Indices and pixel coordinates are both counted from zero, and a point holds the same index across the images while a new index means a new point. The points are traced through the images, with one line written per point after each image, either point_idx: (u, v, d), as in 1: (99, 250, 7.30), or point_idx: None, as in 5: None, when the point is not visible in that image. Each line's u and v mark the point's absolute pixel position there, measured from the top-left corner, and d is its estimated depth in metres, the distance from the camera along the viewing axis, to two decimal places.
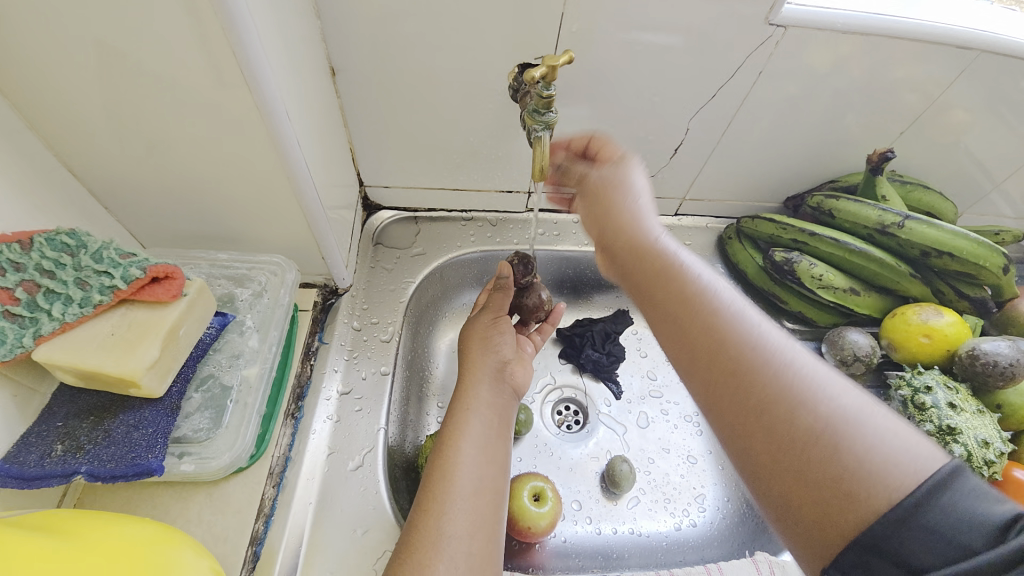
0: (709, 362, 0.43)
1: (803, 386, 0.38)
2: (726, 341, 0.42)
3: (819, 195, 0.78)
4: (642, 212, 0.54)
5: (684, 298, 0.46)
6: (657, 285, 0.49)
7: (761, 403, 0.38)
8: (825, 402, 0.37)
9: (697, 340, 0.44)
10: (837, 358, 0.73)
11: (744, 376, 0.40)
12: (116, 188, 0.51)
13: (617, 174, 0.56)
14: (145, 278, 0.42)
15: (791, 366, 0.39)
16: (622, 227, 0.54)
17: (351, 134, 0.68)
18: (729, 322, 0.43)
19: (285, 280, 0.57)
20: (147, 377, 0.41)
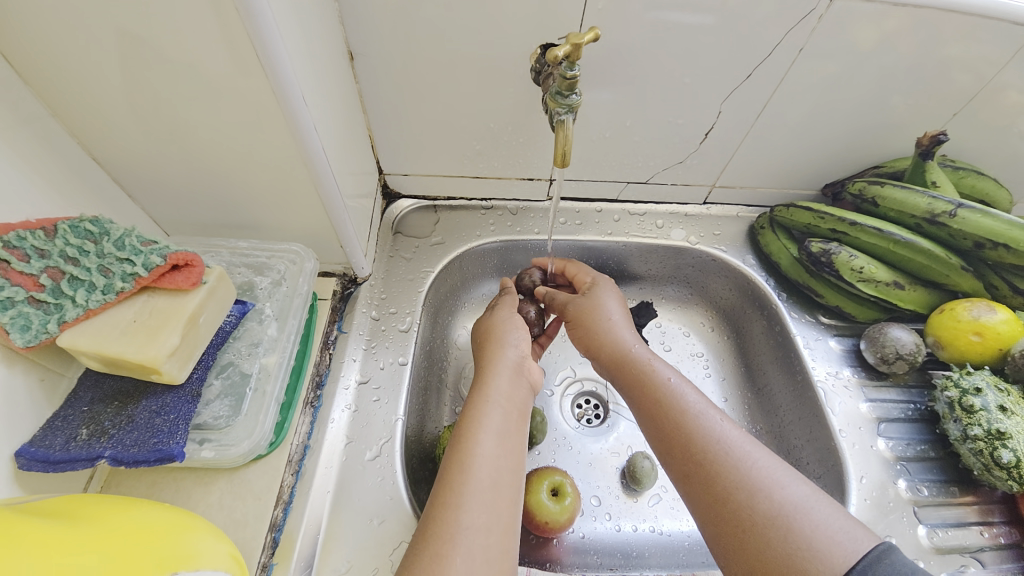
0: (680, 459, 0.50)
1: (761, 474, 0.46)
2: (694, 432, 0.51)
3: (861, 182, 0.73)
4: (623, 329, 0.64)
5: (660, 401, 0.55)
6: (639, 396, 0.57)
7: (723, 492, 0.46)
8: (778, 488, 0.45)
9: (672, 432, 0.52)
10: (877, 355, 0.69)
11: (711, 475, 0.47)
12: (139, 176, 0.51)
13: (595, 305, 0.67)
14: (166, 266, 0.42)
15: (750, 456, 0.48)
16: (605, 339, 0.63)
17: (370, 121, 0.67)
18: (694, 415, 0.52)
19: (304, 269, 0.57)
20: (168, 364, 0.41)
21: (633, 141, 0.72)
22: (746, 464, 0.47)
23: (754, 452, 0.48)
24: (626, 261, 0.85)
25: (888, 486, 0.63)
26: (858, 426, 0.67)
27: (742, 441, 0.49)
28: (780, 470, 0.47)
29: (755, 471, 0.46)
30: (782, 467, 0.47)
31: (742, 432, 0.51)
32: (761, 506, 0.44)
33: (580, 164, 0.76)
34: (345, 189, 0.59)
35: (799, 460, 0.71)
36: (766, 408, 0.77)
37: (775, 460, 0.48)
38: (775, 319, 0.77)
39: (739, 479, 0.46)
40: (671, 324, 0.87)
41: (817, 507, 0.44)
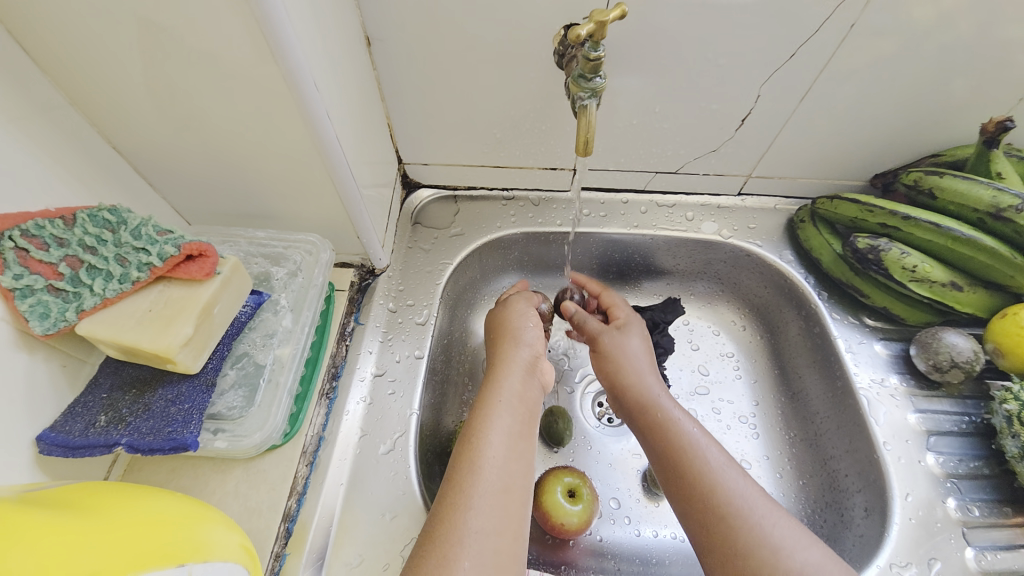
0: (693, 513, 0.50)
1: (777, 541, 0.45)
2: (715, 493, 0.49)
3: (917, 171, 0.67)
4: (645, 371, 0.60)
5: (681, 452, 0.52)
6: (654, 443, 0.55)
7: (733, 555, 0.46)
8: (793, 559, 0.44)
9: (691, 488, 0.50)
10: (928, 362, 0.64)
11: (724, 536, 0.47)
12: (159, 166, 0.52)
13: (624, 344, 0.63)
14: (180, 256, 0.42)
15: (766, 522, 0.47)
16: (631, 381, 0.59)
17: (389, 109, 0.66)
18: (711, 472, 0.50)
19: (320, 260, 0.56)
20: (181, 354, 0.41)
21: (663, 128, 0.68)
22: (762, 530, 0.46)
23: (772, 518, 0.47)
24: (653, 255, 0.81)
25: (936, 504, 0.58)
26: (905, 439, 0.62)
27: (760, 503, 0.48)
28: (796, 536, 0.46)
29: (771, 538, 0.46)
30: (797, 534, 0.46)
31: (759, 492, 0.49)
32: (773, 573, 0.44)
33: (606, 154, 0.73)
34: (362, 179, 0.58)
35: (836, 471, 0.66)
36: (801, 413, 0.72)
37: (791, 527, 0.47)
38: (813, 320, 0.72)
39: (752, 545, 0.45)
40: (700, 321, 0.83)
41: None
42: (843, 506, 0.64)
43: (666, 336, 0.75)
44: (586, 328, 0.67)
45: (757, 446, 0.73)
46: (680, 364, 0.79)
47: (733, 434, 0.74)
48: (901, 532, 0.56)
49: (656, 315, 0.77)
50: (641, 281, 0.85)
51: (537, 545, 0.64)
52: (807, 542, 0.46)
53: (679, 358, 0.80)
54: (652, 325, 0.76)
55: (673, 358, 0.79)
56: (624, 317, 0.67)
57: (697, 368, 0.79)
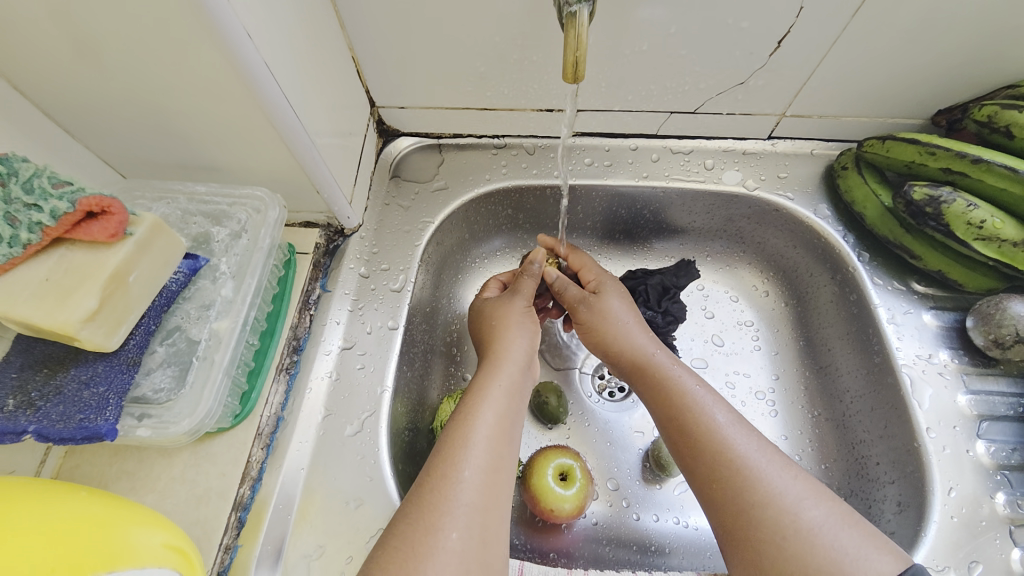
0: (696, 474, 0.45)
1: (786, 496, 0.40)
2: (721, 450, 0.44)
3: (993, 104, 0.55)
4: (633, 332, 0.56)
5: (682, 411, 0.47)
6: (652, 402, 0.51)
7: (739, 512, 0.41)
8: (805, 515, 0.39)
9: (694, 448, 0.45)
10: (988, 337, 0.54)
11: (728, 495, 0.42)
12: (64, 103, 0.43)
13: (603, 309, 0.58)
14: (78, 213, 0.35)
15: (776, 478, 0.42)
16: (623, 342, 0.55)
17: (350, 39, 0.56)
18: (713, 429, 0.45)
19: (267, 219, 0.48)
20: (85, 332, 0.35)
21: (679, 55, 0.56)
22: (770, 486, 0.41)
23: (778, 473, 0.42)
24: (667, 211, 0.71)
25: (982, 501, 0.50)
26: (953, 425, 0.53)
27: (768, 461, 0.43)
28: (809, 494, 0.41)
29: (779, 493, 0.41)
30: (810, 490, 0.41)
31: (766, 450, 0.44)
32: (781, 533, 0.39)
33: (611, 90, 0.61)
34: (315, 123, 0.49)
35: (867, 457, 0.58)
36: (829, 392, 0.64)
37: (803, 483, 0.41)
38: (850, 286, 0.62)
39: (759, 500, 0.41)
40: (716, 286, 0.74)
41: (845, 535, 0.38)
42: (871, 497, 0.56)
43: (676, 303, 0.66)
44: (565, 296, 0.61)
45: (774, 425, 0.65)
46: (692, 333, 0.71)
47: (748, 411, 0.66)
48: (940, 532, 0.49)
49: (666, 278, 0.68)
50: (651, 241, 0.76)
51: (526, 528, 0.59)
52: (821, 498, 0.41)
53: (691, 327, 0.71)
54: (662, 290, 0.67)
55: (684, 326, 0.71)
56: (594, 281, 0.62)
57: (711, 338, 0.71)
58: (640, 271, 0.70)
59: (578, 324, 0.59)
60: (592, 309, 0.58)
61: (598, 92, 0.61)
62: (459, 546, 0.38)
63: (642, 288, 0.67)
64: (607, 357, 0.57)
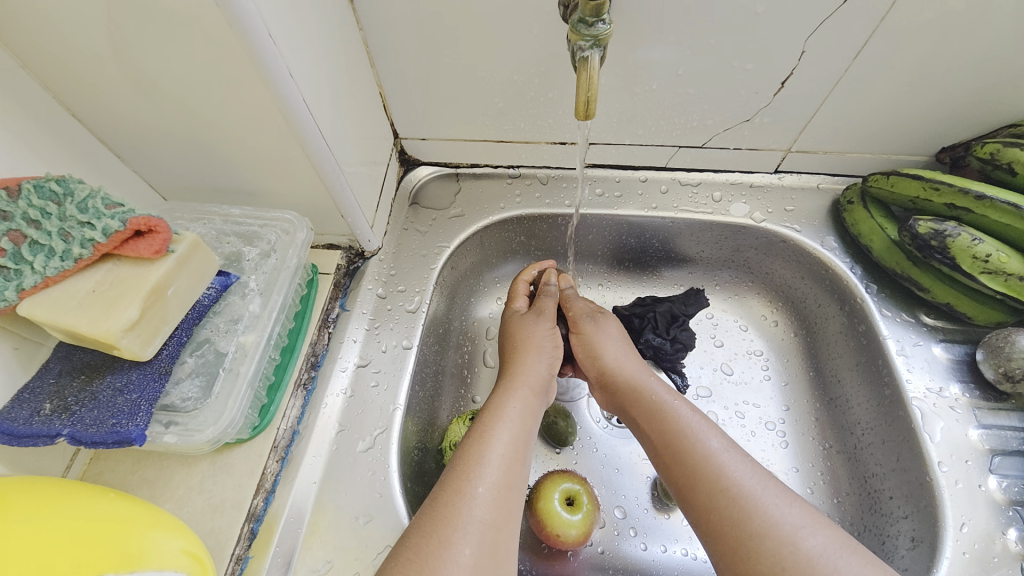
0: (692, 501, 0.45)
1: (783, 526, 0.40)
2: (718, 479, 0.44)
3: (994, 142, 0.56)
4: (626, 356, 0.58)
5: (676, 438, 0.48)
6: (647, 430, 0.51)
7: (737, 543, 0.41)
8: (803, 545, 0.39)
9: (691, 476, 0.45)
10: (999, 371, 0.54)
11: (724, 526, 0.42)
12: (119, 132, 0.47)
13: (603, 326, 0.61)
14: (127, 231, 0.39)
15: (772, 506, 0.42)
16: (620, 368, 0.56)
17: (380, 77, 0.60)
18: (707, 456, 0.45)
19: (295, 240, 0.51)
20: (124, 340, 0.37)
21: (687, 95, 0.59)
22: (765, 515, 0.41)
23: (774, 500, 0.42)
24: (674, 240, 0.73)
25: (995, 537, 0.49)
26: (965, 458, 0.52)
27: (764, 487, 0.43)
28: (807, 522, 0.41)
29: (776, 522, 0.40)
30: (807, 519, 0.41)
31: (762, 478, 0.44)
32: (781, 565, 0.38)
33: (621, 125, 0.64)
34: (344, 152, 0.53)
35: (879, 491, 0.57)
36: (840, 423, 0.64)
37: (798, 512, 0.41)
38: (858, 317, 0.63)
39: (756, 532, 0.40)
40: (726, 315, 0.75)
41: (843, 563, 0.38)
42: (884, 533, 0.55)
43: (683, 332, 0.68)
44: (571, 309, 0.63)
45: (784, 455, 0.65)
46: (701, 362, 0.71)
47: (758, 441, 0.66)
48: (954, 568, 0.47)
49: (675, 307, 0.69)
50: (660, 269, 0.77)
51: (531, 554, 0.59)
52: (818, 526, 0.41)
53: (700, 356, 0.72)
54: (670, 318, 0.69)
55: (693, 355, 0.72)
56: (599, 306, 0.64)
57: (720, 366, 0.71)
58: (649, 298, 0.72)
59: (578, 334, 0.61)
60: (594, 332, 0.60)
61: (609, 127, 0.65)
62: (472, 561, 0.39)
63: (651, 315, 0.69)
64: (604, 384, 0.58)
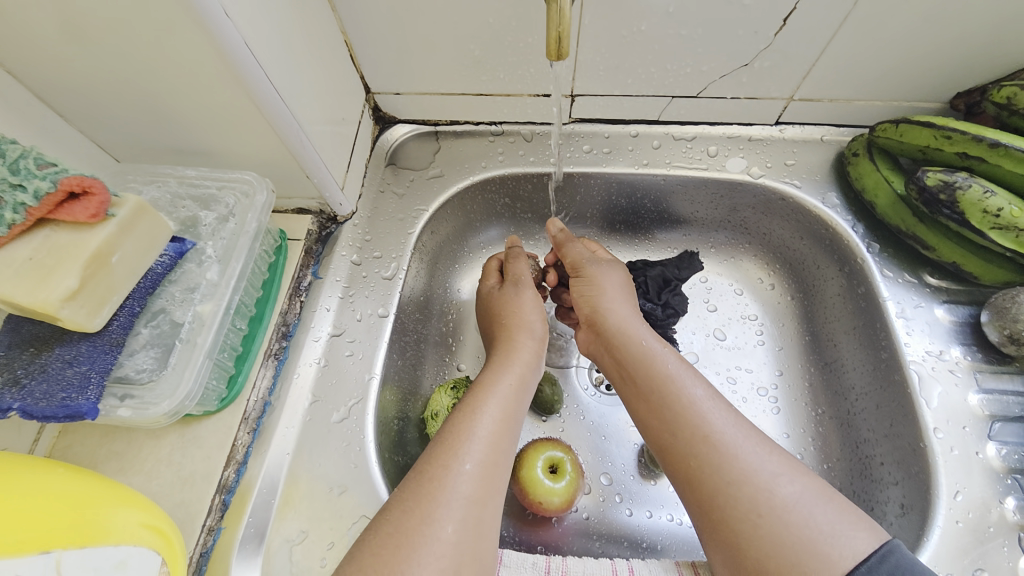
0: (671, 454, 0.43)
1: (760, 473, 0.39)
2: (699, 429, 0.42)
3: (1013, 85, 0.51)
4: (622, 301, 0.55)
5: (657, 388, 0.46)
6: (631, 376, 0.49)
7: (715, 491, 0.39)
8: (779, 492, 0.38)
9: (672, 430, 0.43)
10: (1003, 333, 0.51)
11: (704, 474, 0.40)
12: (51, 87, 0.43)
13: (606, 270, 0.57)
14: (59, 193, 0.36)
15: (750, 455, 0.40)
16: (615, 314, 0.53)
17: (344, 23, 0.55)
18: (691, 404, 0.44)
19: (256, 202, 0.48)
20: (65, 311, 0.35)
21: (680, 37, 0.54)
22: (745, 463, 0.39)
23: (754, 449, 0.40)
24: (669, 200, 0.69)
25: (991, 506, 0.47)
26: (962, 425, 0.50)
27: (743, 436, 0.41)
28: (783, 469, 0.39)
29: (754, 470, 0.39)
30: (784, 466, 0.39)
31: (742, 426, 0.42)
32: (757, 510, 0.37)
33: (610, 75, 0.59)
34: (304, 107, 0.49)
35: (870, 457, 0.56)
36: (834, 389, 0.62)
37: (777, 460, 0.40)
38: (858, 279, 0.59)
39: (735, 479, 0.39)
40: (721, 279, 0.72)
41: (818, 510, 0.37)
42: (874, 499, 0.54)
43: (676, 296, 0.65)
44: (569, 256, 0.60)
45: (775, 420, 0.63)
46: (693, 327, 0.69)
47: (749, 407, 0.64)
48: (945, 537, 0.46)
49: (667, 270, 0.66)
50: (653, 231, 0.74)
51: (515, 521, 0.58)
52: (796, 473, 0.39)
53: (692, 321, 0.69)
54: (663, 282, 0.66)
55: (685, 320, 0.69)
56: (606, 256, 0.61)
57: (713, 331, 0.69)
58: (640, 261, 0.68)
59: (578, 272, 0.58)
60: (596, 276, 0.57)
61: (597, 77, 0.59)
62: (454, 537, 0.38)
63: (642, 279, 0.66)
64: (594, 331, 0.55)
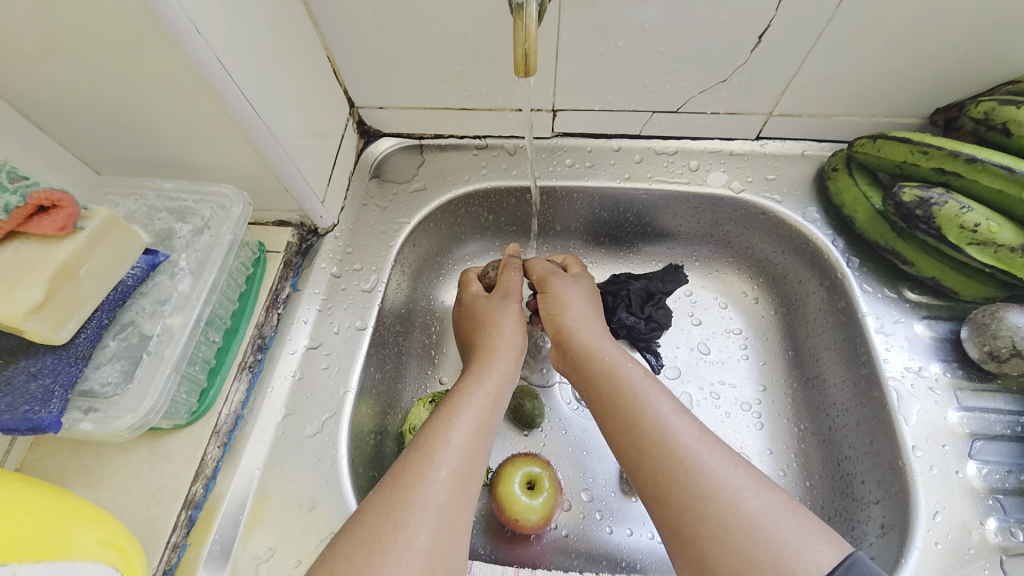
0: (639, 470, 0.43)
1: (726, 487, 0.38)
2: (666, 443, 0.42)
3: (990, 100, 0.52)
4: (590, 318, 0.56)
5: (622, 404, 0.46)
6: (596, 392, 0.49)
7: (681, 507, 0.39)
8: (745, 507, 0.37)
9: (638, 446, 0.43)
10: (984, 350, 0.50)
11: (670, 491, 0.40)
12: (31, 103, 0.44)
13: (573, 287, 0.58)
14: (28, 207, 0.36)
15: (716, 469, 0.39)
16: (579, 329, 0.54)
17: (326, 39, 0.56)
18: (656, 419, 0.44)
19: (231, 215, 0.49)
20: (30, 323, 0.35)
21: (657, 53, 0.54)
22: (711, 478, 0.39)
23: (720, 464, 0.40)
24: (652, 214, 0.69)
25: (971, 527, 0.46)
26: (942, 443, 0.50)
27: (709, 450, 0.41)
28: (749, 484, 0.39)
29: (720, 485, 0.38)
30: (749, 481, 0.39)
31: (709, 439, 0.42)
32: (723, 527, 0.37)
33: (590, 89, 0.60)
34: (282, 121, 0.49)
35: (851, 475, 0.55)
36: (816, 404, 0.61)
37: (743, 474, 0.39)
38: (839, 293, 0.59)
39: (701, 495, 0.38)
40: (705, 292, 0.71)
41: (784, 525, 0.36)
42: (854, 519, 0.53)
43: (659, 310, 0.65)
44: (534, 272, 0.61)
45: (758, 437, 0.62)
46: (677, 341, 0.68)
47: (732, 423, 0.63)
48: (924, 558, 0.45)
49: (651, 284, 0.66)
50: (638, 244, 0.74)
51: (493, 538, 0.58)
52: (760, 488, 0.39)
53: (676, 335, 0.69)
54: (646, 296, 0.66)
55: (669, 334, 0.69)
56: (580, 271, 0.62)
57: (697, 346, 0.68)
58: (623, 275, 0.68)
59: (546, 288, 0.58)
60: (563, 288, 0.58)
61: (577, 91, 0.60)
62: (426, 545, 0.37)
63: (624, 293, 0.66)
64: (558, 348, 0.55)
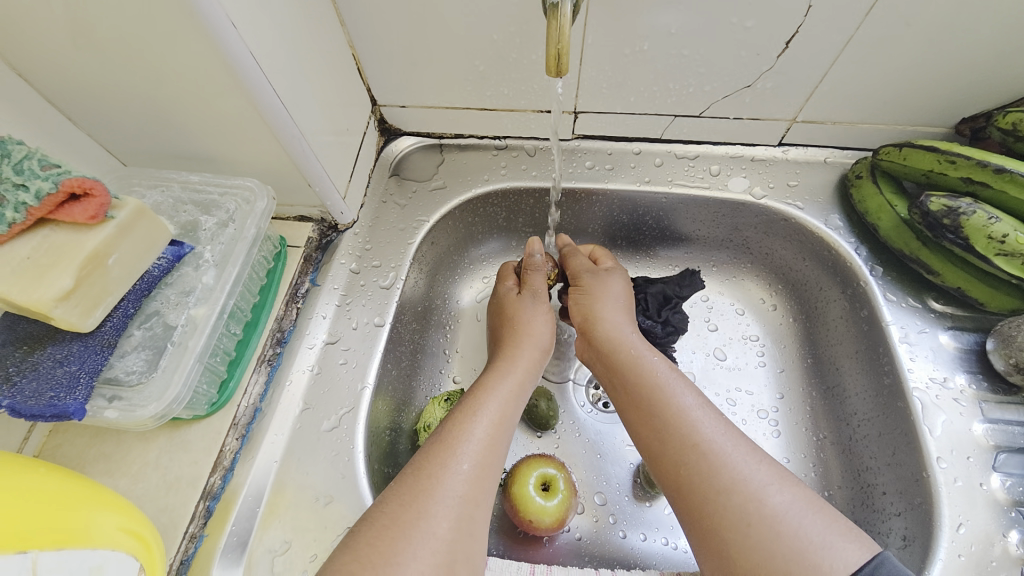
0: (662, 465, 0.42)
1: (750, 481, 0.38)
2: (689, 438, 0.41)
3: (1018, 111, 0.51)
4: (619, 313, 0.55)
5: (645, 399, 0.45)
6: (622, 386, 0.48)
7: (702, 501, 0.38)
8: (768, 502, 0.37)
9: (662, 441, 0.43)
10: (1010, 361, 0.50)
11: (691, 484, 0.39)
12: (63, 95, 0.44)
13: (606, 282, 0.57)
14: (60, 194, 0.36)
15: (740, 463, 0.39)
16: (609, 321, 0.53)
17: (351, 37, 0.56)
18: (680, 413, 0.43)
19: (256, 209, 0.49)
20: (59, 311, 0.35)
21: (681, 56, 0.54)
22: (734, 471, 0.38)
23: (743, 458, 0.39)
24: (671, 218, 0.69)
25: (995, 539, 0.45)
26: (967, 454, 0.49)
27: (734, 445, 0.40)
28: (773, 480, 0.38)
29: (744, 478, 0.38)
30: (772, 477, 0.38)
31: (732, 433, 0.41)
32: (746, 520, 0.36)
33: (612, 92, 0.59)
34: (307, 116, 0.49)
35: (872, 486, 0.54)
36: (836, 413, 0.61)
37: (766, 469, 0.39)
38: (861, 302, 0.58)
39: (724, 488, 0.38)
40: (722, 297, 0.71)
41: (808, 522, 0.36)
42: (876, 530, 0.52)
43: (676, 314, 0.64)
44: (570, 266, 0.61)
45: (774, 444, 0.62)
46: (693, 346, 0.68)
47: (749, 430, 0.63)
48: (948, 567, 0.44)
49: (668, 288, 0.65)
50: (655, 248, 0.73)
51: (506, 539, 0.57)
52: (784, 483, 0.38)
53: (692, 340, 0.68)
54: (663, 299, 0.65)
55: (685, 339, 0.68)
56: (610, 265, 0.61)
57: (712, 352, 0.67)
58: (641, 278, 0.68)
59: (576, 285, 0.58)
60: (592, 283, 0.57)
61: (599, 94, 0.60)
62: (448, 535, 0.37)
63: (641, 297, 0.65)
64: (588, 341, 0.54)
